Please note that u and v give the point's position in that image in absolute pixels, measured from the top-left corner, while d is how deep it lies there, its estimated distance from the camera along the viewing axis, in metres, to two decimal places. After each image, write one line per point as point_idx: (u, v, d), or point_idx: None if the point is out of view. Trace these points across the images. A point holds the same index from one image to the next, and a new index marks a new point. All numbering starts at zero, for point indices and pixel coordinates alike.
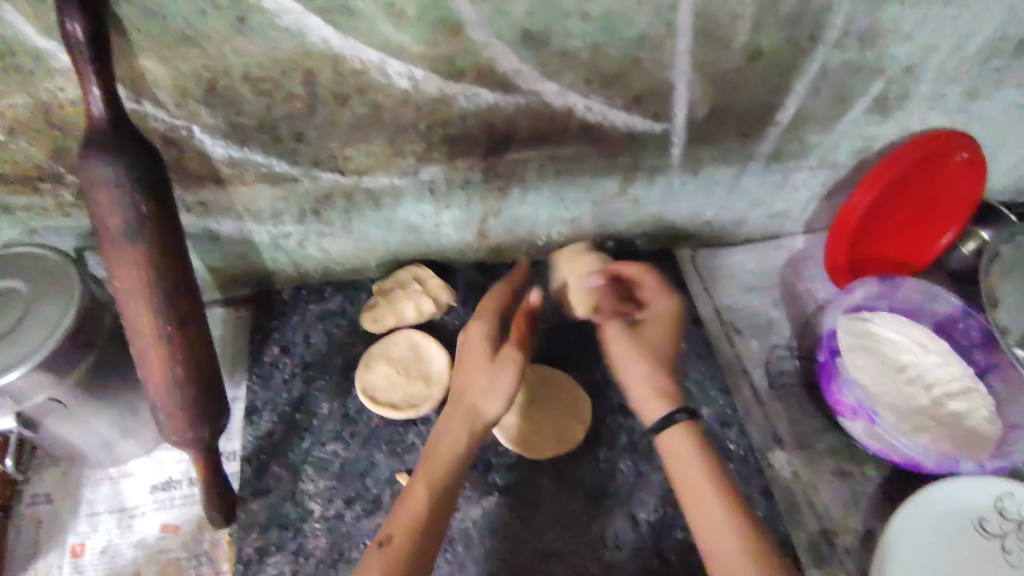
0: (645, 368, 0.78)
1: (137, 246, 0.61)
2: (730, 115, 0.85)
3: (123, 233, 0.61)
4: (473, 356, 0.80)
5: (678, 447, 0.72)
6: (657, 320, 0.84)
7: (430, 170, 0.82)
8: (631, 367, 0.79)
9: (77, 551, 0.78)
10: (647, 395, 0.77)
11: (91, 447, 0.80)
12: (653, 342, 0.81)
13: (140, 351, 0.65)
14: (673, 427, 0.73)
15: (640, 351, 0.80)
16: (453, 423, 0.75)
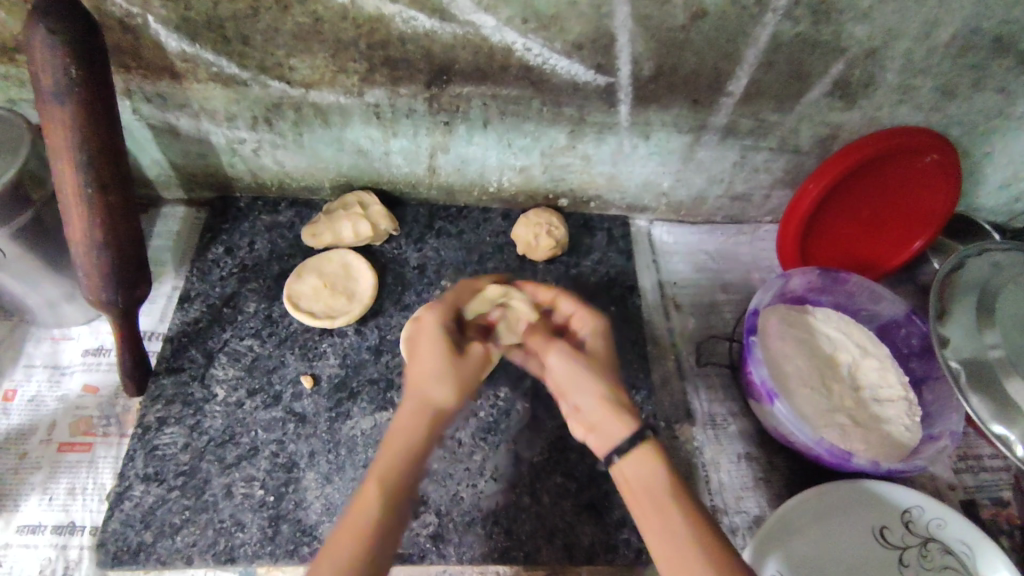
0: (603, 391, 0.66)
1: (64, 105, 0.66)
2: (678, 78, 0.85)
3: (51, 92, 0.66)
4: (431, 360, 0.66)
5: (641, 469, 0.62)
6: (597, 343, 0.72)
7: (374, 92, 0.86)
8: (587, 390, 0.67)
9: (8, 396, 0.86)
10: (605, 417, 0.65)
11: (36, 305, 0.87)
12: (600, 357, 0.71)
13: (65, 208, 0.71)
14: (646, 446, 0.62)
15: (589, 371, 0.68)
16: (412, 422, 0.62)
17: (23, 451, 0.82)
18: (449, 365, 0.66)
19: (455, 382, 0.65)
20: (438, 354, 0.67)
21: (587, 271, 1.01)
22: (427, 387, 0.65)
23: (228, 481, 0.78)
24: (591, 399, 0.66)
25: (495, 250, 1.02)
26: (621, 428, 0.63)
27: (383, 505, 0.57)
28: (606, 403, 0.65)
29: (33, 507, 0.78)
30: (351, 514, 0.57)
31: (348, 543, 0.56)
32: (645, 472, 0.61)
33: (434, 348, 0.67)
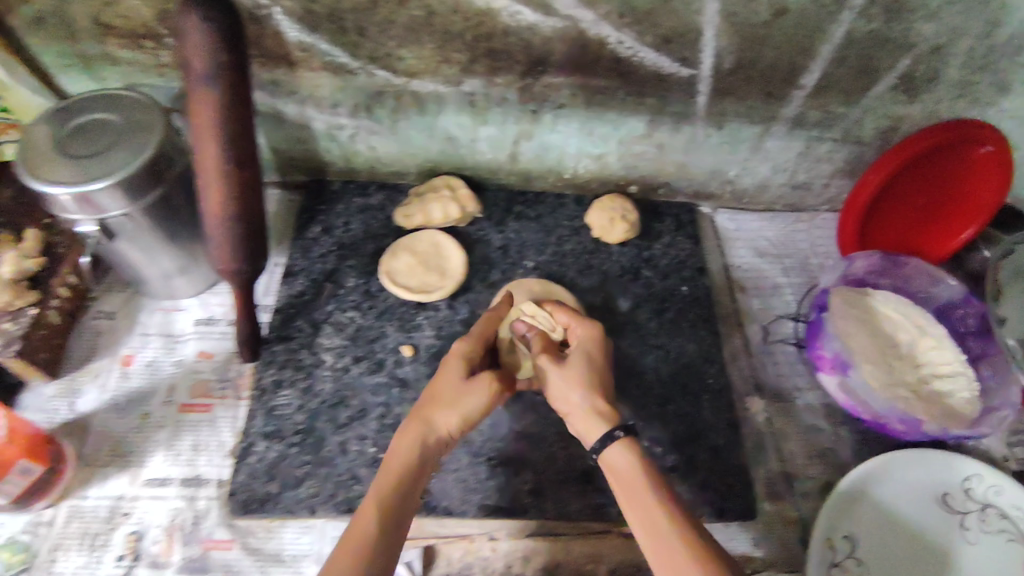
0: (582, 397, 0.75)
1: (211, 87, 0.72)
2: (755, 71, 0.91)
3: (201, 74, 0.71)
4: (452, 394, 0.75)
5: (620, 464, 0.69)
6: (581, 352, 0.79)
7: (472, 82, 0.92)
8: (571, 400, 0.75)
9: (127, 361, 0.93)
10: (589, 421, 0.74)
11: (153, 277, 0.93)
12: (587, 365, 0.78)
13: (204, 183, 0.77)
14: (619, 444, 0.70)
15: (575, 380, 0.76)
16: (410, 442, 0.71)
17: (145, 411, 0.89)
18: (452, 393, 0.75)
19: (461, 410, 0.74)
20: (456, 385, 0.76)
21: (658, 253, 1.07)
22: (432, 414, 0.74)
23: (342, 439, 0.85)
24: (575, 406, 0.75)
25: (570, 233, 1.08)
26: (601, 429, 0.72)
27: (381, 519, 0.63)
28: (587, 407, 0.74)
29: (159, 462, 0.85)
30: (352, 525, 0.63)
31: (351, 544, 0.61)
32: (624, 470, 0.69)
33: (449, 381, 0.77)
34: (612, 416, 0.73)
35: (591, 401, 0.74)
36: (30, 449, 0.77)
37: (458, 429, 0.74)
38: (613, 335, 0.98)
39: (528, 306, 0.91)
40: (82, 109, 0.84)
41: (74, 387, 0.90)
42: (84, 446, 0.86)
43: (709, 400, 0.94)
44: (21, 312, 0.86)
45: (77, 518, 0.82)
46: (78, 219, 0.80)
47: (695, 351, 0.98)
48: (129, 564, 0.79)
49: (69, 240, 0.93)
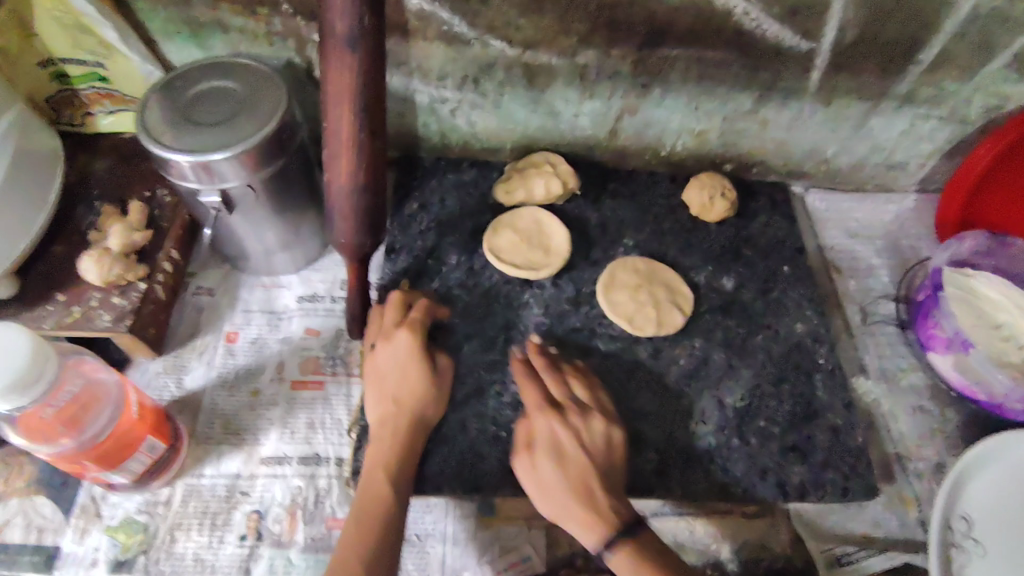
0: (564, 497, 0.72)
1: (353, 51, 0.67)
2: (876, 45, 0.90)
3: (345, 38, 0.66)
4: (414, 388, 0.79)
5: (627, 562, 0.69)
6: (547, 443, 0.75)
7: (587, 54, 0.90)
8: (557, 501, 0.72)
9: (231, 338, 0.91)
10: (580, 521, 0.71)
11: (255, 252, 0.91)
12: (563, 463, 0.73)
13: (333, 154, 0.74)
14: (623, 545, 0.69)
15: (563, 478, 0.72)
16: (394, 427, 0.76)
17: (255, 388, 0.87)
18: (422, 377, 0.79)
19: (431, 390, 0.80)
20: (413, 375, 0.79)
21: (757, 233, 1.04)
22: (400, 393, 0.78)
23: (462, 417, 0.83)
24: (559, 504, 0.72)
25: (666, 210, 1.05)
26: (596, 530, 0.70)
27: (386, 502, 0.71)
28: (574, 499, 0.71)
29: (274, 441, 0.83)
30: (365, 508, 0.70)
31: (367, 525, 0.69)
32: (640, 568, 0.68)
33: (406, 369, 0.79)
34: (606, 518, 0.70)
35: (576, 500, 0.71)
36: (155, 426, 0.75)
37: (433, 410, 0.80)
38: (722, 315, 0.96)
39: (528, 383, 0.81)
40: (198, 76, 0.81)
41: (180, 364, 0.88)
42: (196, 424, 0.84)
43: (822, 380, 0.92)
44: (129, 287, 0.83)
45: (195, 497, 0.79)
46: (199, 188, 0.78)
47: (803, 331, 0.96)
48: (253, 543, 0.77)
49: (171, 212, 0.90)
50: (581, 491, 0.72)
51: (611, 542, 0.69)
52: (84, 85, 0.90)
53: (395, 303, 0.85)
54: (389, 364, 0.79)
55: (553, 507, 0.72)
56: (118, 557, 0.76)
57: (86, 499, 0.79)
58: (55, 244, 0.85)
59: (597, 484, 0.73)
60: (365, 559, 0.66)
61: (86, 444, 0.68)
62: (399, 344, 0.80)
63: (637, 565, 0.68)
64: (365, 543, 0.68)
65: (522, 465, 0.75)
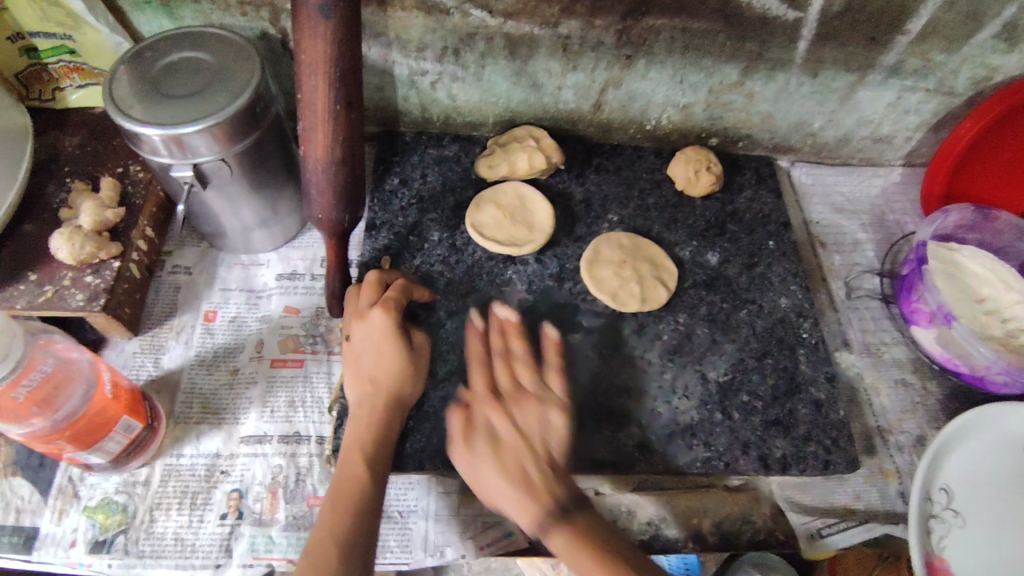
0: (496, 473, 0.72)
1: (326, 19, 0.65)
2: (863, 14, 0.89)
3: (317, 5, 0.64)
4: (391, 366, 0.78)
5: (567, 544, 0.68)
6: (483, 398, 0.78)
7: (569, 24, 0.88)
8: (496, 490, 0.72)
9: (209, 317, 0.89)
10: (517, 492, 0.71)
11: (233, 229, 0.89)
12: (494, 446, 0.74)
13: (308, 127, 0.73)
14: (559, 531, 0.69)
15: (499, 456, 0.73)
16: (371, 407, 0.76)
17: (234, 367, 0.86)
18: (400, 356, 0.78)
19: (410, 370, 0.79)
20: (389, 355, 0.78)
21: (742, 208, 1.03)
22: (376, 371, 0.77)
23: (445, 394, 0.82)
24: (493, 485, 0.72)
25: (652, 185, 1.04)
26: (527, 513, 0.70)
27: (361, 483, 0.70)
28: (497, 465, 0.72)
29: (254, 420, 0.82)
30: (340, 488, 0.70)
31: (341, 505, 0.69)
32: (461, 441, 0.76)
33: (382, 347, 0.78)
34: (540, 501, 0.70)
35: (520, 501, 0.71)
36: (131, 405, 0.74)
37: (413, 389, 0.79)
38: (706, 290, 0.95)
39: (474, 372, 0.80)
40: (168, 47, 0.79)
41: (157, 343, 0.87)
42: (175, 404, 0.83)
43: (806, 354, 0.91)
44: (102, 266, 0.82)
45: (175, 476, 0.79)
46: (171, 162, 0.76)
47: (787, 305, 0.95)
48: (233, 522, 0.77)
49: (145, 189, 0.88)
50: (509, 465, 0.72)
51: (555, 522, 0.69)
52: (52, 59, 0.88)
53: (372, 282, 0.83)
54: (364, 344, 0.79)
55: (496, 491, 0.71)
56: (97, 537, 0.75)
57: (63, 480, 0.78)
58: (26, 222, 0.83)
59: (530, 446, 0.74)
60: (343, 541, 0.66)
61: (60, 422, 0.67)
62: (374, 323, 0.79)
63: (575, 538, 0.68)
64: (339, 523, 0.68)
65: (462, 460, 0.75)
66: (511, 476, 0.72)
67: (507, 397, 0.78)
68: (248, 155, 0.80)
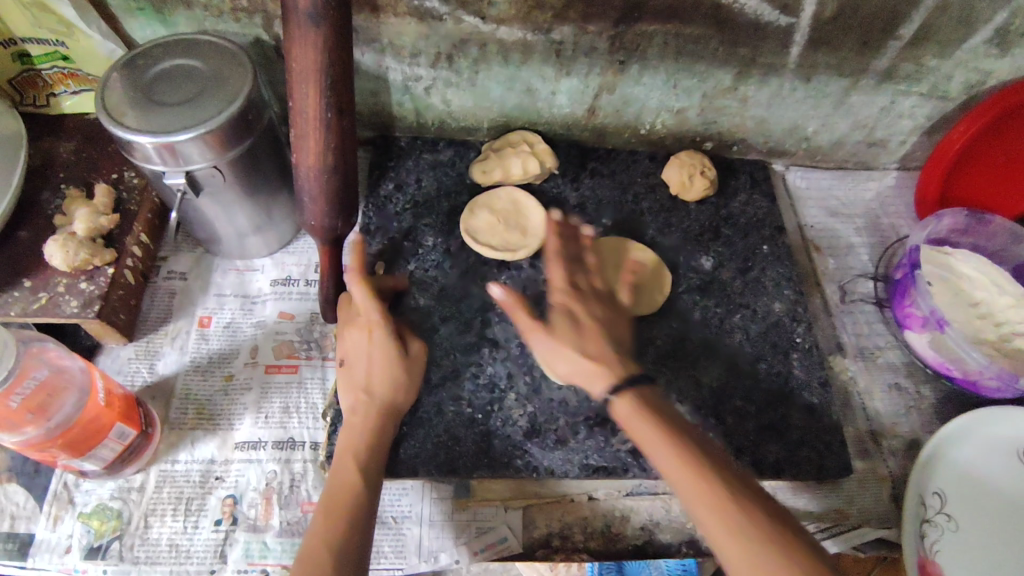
0: (574, 353, 0.71)
1: (316, 27, 0.65)
2: (857, 19, 0.89)
3: (306, 14, 0.64)
4: (384, 373, 0.78)
5: (640, 418, 0.65)
6: (559, 309, 0.75)
7: (562, 30, 0.89)
8: (572, 363, 0.71)
9: (204, 323, 0.90)
10: (580, 369, 0.71)
11: (227, 235, 0.89)
12: (578, 327, 0.73)
13: (300, 136, 0.73)
14: (628, 391, 0.66)
15: (578, 336, 0.72)
16: (364, 415, 0.76)
17: (229, 372, 0.86)
18: (393, 364, 0.78)
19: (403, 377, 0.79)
20: (382, 361, 0.78)
21: (737, 212, 1.03)
22: (370, 379, 0.78)
23: (439, 400, 0.83)
24: (572, 363, 0.71)
25: (647, 189, 1.04)
26: (600, 375, 0.69)
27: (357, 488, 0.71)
28: (590, 358, 0.70)
29: (248, 427, 0.83)
30: (334, 495, 0.70)
31: (336, 510, 0.69)
32: (648, 413, 0.65)
33: (374, 354, 0.78)
34: (616, 371, 0.68)
35: (586, 352, 0.70)
36: (125, 413, 0.75)
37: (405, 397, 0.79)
38: (700, 295, 0.95)
39: (556, 265, 0.79)
40: (161, 55, 0.79)
41: (152, 349, 0.87)
42: (169, 411, 0.84)
43: (799, 358, 0.91)
44: (97, 272, 0.82)
45: (169, 483, 0.79)
46: (164, 170, 0.76)
47: (781, 310, 0.95)
48: (228, 528, 0.77)
49: (140, 195, 0.88)
50: (594, 346, 0.71)
51: (616, 385, 0.67)
52: (46, 65, 0.88)
53: (365, 289, 0.83)
54: (358, 351, 0.79)
55: (572, 362, 0.71)
56: (92, 544, 0.75)
57: (58, 487, 0.78)
58: (20, 228, 0.84)
59: (612, 341, 0.72)
60: (341, 544, 0.66)
61: (52, 431, 0.68)
62: (367, 330, 0.80)
63: (643, 409, 0.65)
64: (332, 528, 0.67)
65: (536, 339, 0.75)
66: (657, 420, 0.64)
67: (586, 290, 0.77)
68: (241, 161, 0.80)
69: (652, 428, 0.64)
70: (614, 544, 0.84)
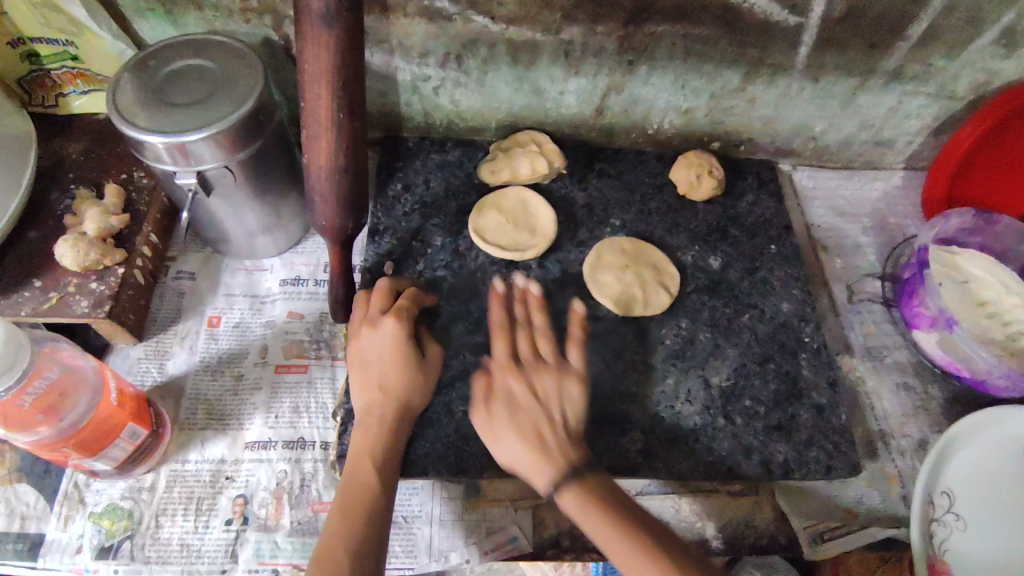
0: (516, 436, 0.75)
1: (329, 28, 0.65)
2: (865, 20, 0.89)
3: (320, 15, 0.64)
4: (400, 374, 0.78)
5: (582, 500, 0.71)
6: (500, 377, 0.80)
7: (571, 30, 0.89)
8: (511, 449, 0.75)
9: (213, 322, 0.90)
10: (523, 457, 0.74)
11: (237, 235, 0.89)
12: (513, 406, 0.77)
13: (312, 136, 0.73)
14: (570, 489, 0.72)
15: (517, 416, 0.76)
16: (380, 416, 0.76)
17: (239, 372, 0.86)
18: (410, 366, 0.79)
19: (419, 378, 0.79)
20: (398, 363, 0.78)
21: (744, 212, 1.03)
22: (386, 380, 0.78)
23: (448, 400, 0.83)
24: (511, 452, 0.75)
25: (655, 189, 1.04)
26: (546, 464, 0.73)
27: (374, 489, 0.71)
28: (529, 444, 0.74)
29: (258, 426, 0.83)
30: (350, 497, 0.70)
31: (351, 513, 0.69)
32: (591, 497, 0.71)
33: (391, 356, 0.79)
34: (559, 463, 0.73)
35: (526, 440, 0.75)
36: (137, 413, 0.75)
37: (421, 397, 0.79)
38: (708, 295, 0.95)
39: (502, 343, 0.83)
40: (172, 55, 0.79)
41: (162, 349, 0.87)
42: (179, 410, 0.84)
43: (807, 358, 0.92)
44: (107, 272, 0.82)
45: (180, 482, 0.79)
46: (175, 170, 0.76)
47: (789, 310, 0.95)
48: (239, 527, 0.77)
49: (149, 195, 0.88)
50: (529, 424, 0.76)
51: (560, 483, 0.72)
52: (55, 65, 0.88)
53: (382, 291, 0.84)
54: (374, 352, 0.79)
55: (507, 452, 0.75)
56: (103, 543, 0.75)
57: (68, 487, 0.78)
58: (30, 228, 0.84)
59: (545, 416, 0.76)
60: (358, 546, 0.67)
61: (65, 430, 0.68)
62: (384, 331, 0.80)
63: (588, 500, 0.71)
64: (349, 531, 0.68)
65: (480, 421, 0.78)
66: (612, 516, 0.69)
67: (528, 360, 0.81)
68: (251, 161, 0.80)
69: (597, 520, 0.69)
70: None
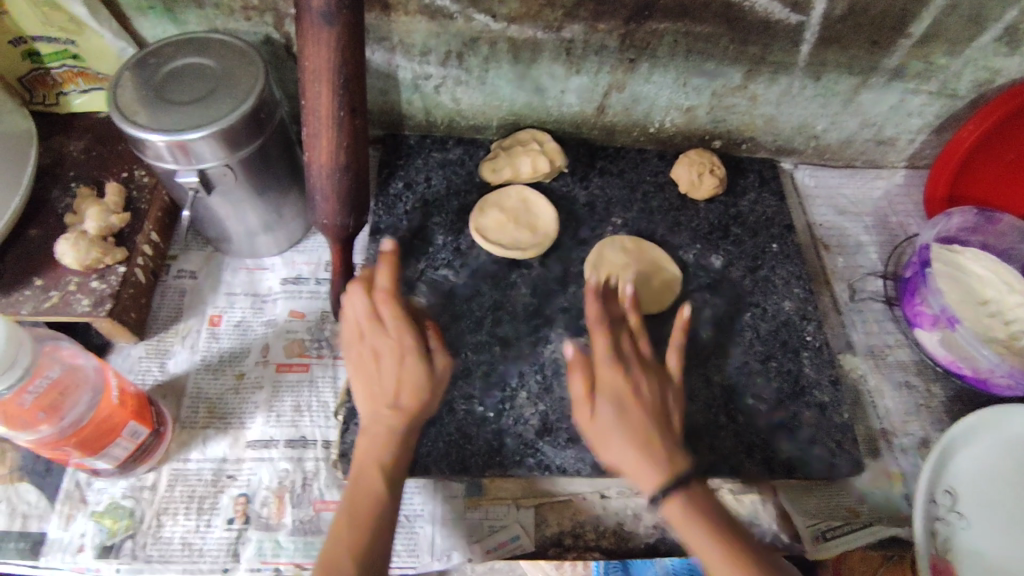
0: (627, 445, 0.68)
1: (329, 25, 0.65)
2: (867, 18, 0.89)
3: (320, 12, 0.64)
4: (413, 382, 0.73)
5: (684, 519, 0.65)
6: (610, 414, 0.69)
7: (573, 28, 0.89)
8: (614, 451, 0.68)
9: (214, 321, 0.89)
10: (637, 467, 0.67)
11: (238, 233, 0.89)
12: (625, 408, 0.69)
13: (313, 134, 0.73)
14: (674, 497, 0.66)
15: (626, 419, 0.69)
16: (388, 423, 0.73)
17: (240, 371, 0.86)
18: (421, 375, 0.74)
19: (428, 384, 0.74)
20: (409, 369, 0.73)
21: (746, 210, 1.03)
22: (397, 389, 0.73)
23: (450, 399, 0.82)
24: (618, 453, 0.68)
25: (656, 188, 1.04)
26: (653, 467, 0.67)
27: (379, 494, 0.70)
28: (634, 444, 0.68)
29: (260, 425, 0.83)
30: (355, 502, 0.70)
31: (354, 518, 0.69)
32: (697, 515, 0.65)
33: (401, 363, 0.74)
34: (661, 460, 0.67)
35: (631, 442, 0.68)
36: (138, 412, 0.75)
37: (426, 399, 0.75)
38: (710, 293, 0.95)
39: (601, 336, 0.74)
40: (173, 53, 0.79)
41: (163, 348, 0.87)
42: (180, 410, 0.83)
43: (809, 357, 0.91)
44: (108, 271, 0.82)
45: (181, 481, 0.79)
46: (176, 168, 0.76)
47: (791, 309, 0.95)
48: (240, 527, 0.77)
49: (150, 193, 0.88)
50: (641, 429, 0.68)
51: (662, 493, 0.66)
52: (55, 63, 0.88)
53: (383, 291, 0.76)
54: (382, 357, 0.74)
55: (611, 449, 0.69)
56: (105, 542, 0.75)
57: (70, 486, 0.78)
58: (31, 227, 0.83)
59: (659, 423, 0.69)
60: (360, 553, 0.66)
61: (66, 429, 0.68)
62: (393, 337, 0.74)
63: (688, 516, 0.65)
64: (352, 537, 0.67)
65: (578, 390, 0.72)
66: (714, 538, 0.64)
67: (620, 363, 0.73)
68: (252, 159, 0.80)
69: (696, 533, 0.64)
70: (627, 542, 0.84)
